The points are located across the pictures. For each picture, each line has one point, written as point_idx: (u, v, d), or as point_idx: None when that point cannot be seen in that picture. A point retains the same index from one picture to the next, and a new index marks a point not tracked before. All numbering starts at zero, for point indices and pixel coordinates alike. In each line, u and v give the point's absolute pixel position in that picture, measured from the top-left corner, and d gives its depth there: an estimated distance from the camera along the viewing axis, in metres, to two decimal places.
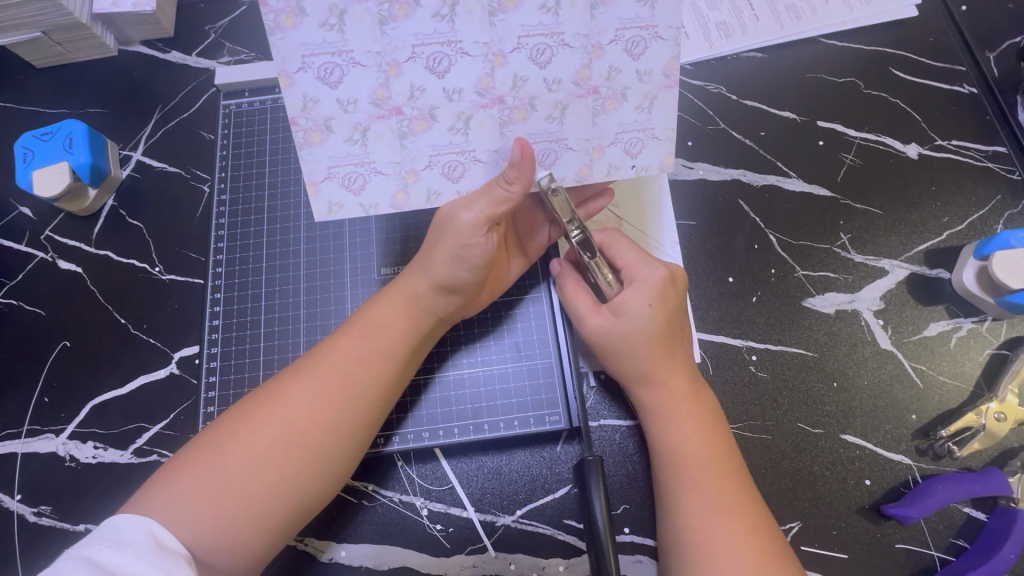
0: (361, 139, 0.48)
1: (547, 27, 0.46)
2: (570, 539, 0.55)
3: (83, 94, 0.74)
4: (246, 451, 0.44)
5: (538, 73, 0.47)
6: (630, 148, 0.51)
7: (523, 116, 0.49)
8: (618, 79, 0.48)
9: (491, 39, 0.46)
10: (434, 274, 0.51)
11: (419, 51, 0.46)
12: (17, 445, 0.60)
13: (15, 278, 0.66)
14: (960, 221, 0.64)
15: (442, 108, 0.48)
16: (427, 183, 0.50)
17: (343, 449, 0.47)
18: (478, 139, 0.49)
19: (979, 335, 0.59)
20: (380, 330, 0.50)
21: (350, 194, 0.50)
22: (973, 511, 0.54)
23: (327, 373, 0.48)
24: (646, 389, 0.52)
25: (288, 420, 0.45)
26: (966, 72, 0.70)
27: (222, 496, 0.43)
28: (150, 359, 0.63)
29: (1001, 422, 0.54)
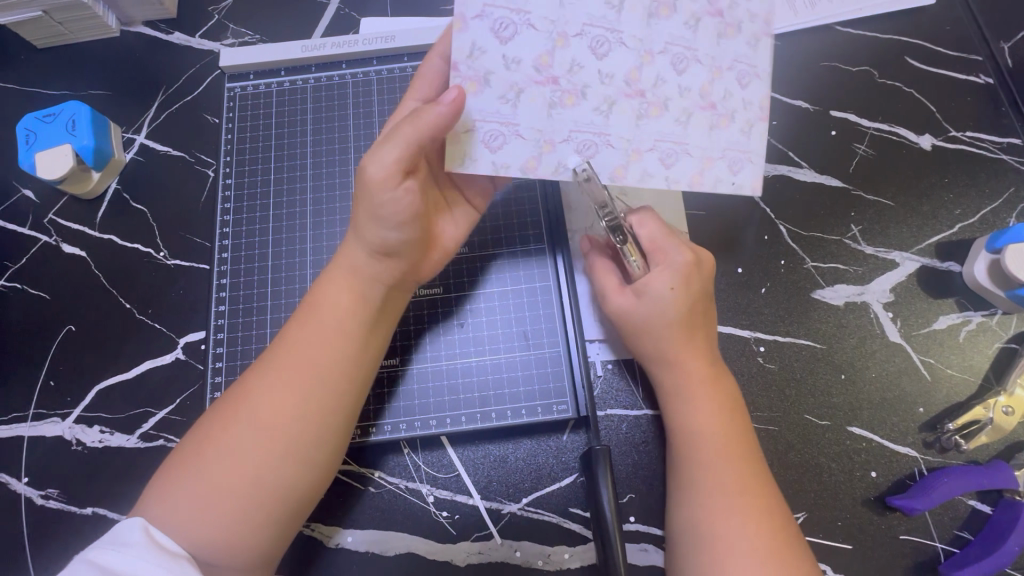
0: (513, 99, 0.47)
1: (688, 40, 0.48)
2: (576, 527, 0.55)
3: (88, 77, 0.73)
4: (219, 451, 0.44)
5: (675, 78, 0.48)
6: (732, 164, 0.49)
7: (655, 112, 0.48)
8: (731, 101, 0.48)
9: (646, 37, 0.47)
10: (368, 239, 0.47)
11: (587, 30, 0.47)
12: (23, 428, 0.60)
13: (19, 262, 0.66)
14: (972, 214, 0.63)
15: (595, 89, 0.48)
16: (560, 154, 0.48)
17: (312, 436, 0.46)
18: (617, 126, 0.48)
19: (989, 329, 0.59)
20: (330, 310, 0.48)
21: (487, 151, 0.47)
22: (979, 504, 0.54)
23: (287, 363, 0.47)
24: (668, 370, 0.52)
25: (255, 416, 0.45)
26: (982, 62, 0.69)
27: (207, 498, 0.43)
28: (155, 344, 0.62)
29: (1009, 416, 0.54)
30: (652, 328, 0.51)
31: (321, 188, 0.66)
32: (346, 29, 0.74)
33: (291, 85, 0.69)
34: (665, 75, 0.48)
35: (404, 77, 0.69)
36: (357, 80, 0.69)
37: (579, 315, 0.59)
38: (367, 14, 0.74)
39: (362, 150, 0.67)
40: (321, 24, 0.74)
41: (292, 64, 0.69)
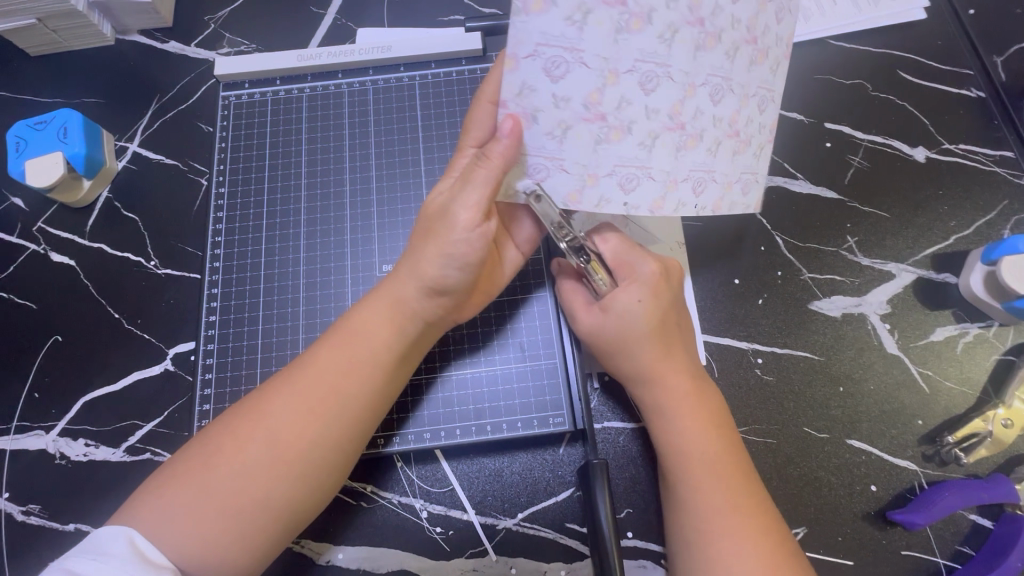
0: (560, 136, 0.46)
1: (724, 71, 0.47)
2: (572, 543, 0.54)
3: (83, 85, 0.73)
4: (229, 469, 0.43)
5: (711, 108, 0.48)
6: (743, 187, 0.52)
7: (692, 145, 0.48)
8: (749, 127, 0.50)
9: (692, 70, 0.46)
10: (424, 275, 0.47)
11: (639, 66, 0.44)
12: (5, 441, 0.58)
13: (6, 271, 0.65)
14: (966, 226, 0.63)
15: (641, 124, 0.47)
16: (603, 189, 0.48)
17: (332, 455, 0.45)
18: (658, 159, 0.48)
19: (986, 340, 0.59)
20: (365, 338, 0.48)
21: (529, 181, 0.48)
22: (980, 519, 0.53)
23: (312, 384, 0.46)
24: (647, 389, 0.51)
25: (272, 435, 0.44)
26: (973, 77, 0.69)
27: (208, 515, 0.41)
28: (144, 355, 0.61)
29: (1009, 429, 0.54)
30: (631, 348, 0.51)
31: (316, 196, 0.65)
32: (343, 40, 0.74)
33: (286, 94, 0.69)
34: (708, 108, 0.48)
35: (399, 86, 0.68)
36: (352, 89, 0.69)
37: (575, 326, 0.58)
38: (363, 24, 0.75)
39: (358, 160, 0.67)
40: (317, 34, 0.74)
41: (288, 74, 0.69)
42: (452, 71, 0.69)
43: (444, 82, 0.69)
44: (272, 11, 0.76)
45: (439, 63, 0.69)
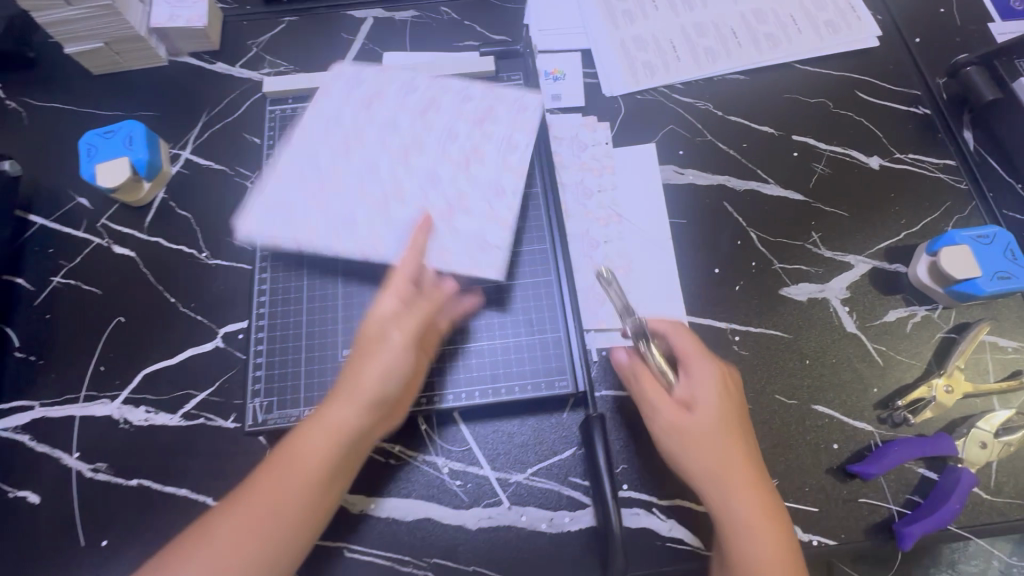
0: (406, 206, 0.64)
1: (414, 111, 0.68)
2: (575, 494, 0.61)
3: (140, 100, 0.83)
4: (241, 524, 0.49)
5: (431, 138, 0.67)
6: (504, 148, 0.66)
7: (464, 161, 0.66)
8: (494, 124, 0.68)
9: (422, 121, 0.68)
10: (367, 389, 0.53)
11: (385, 145, 0.67)
12: (74, 409, 0.66)
13: (73, 261, 0.73)
14: (915, 223, 0.73)
15: (433, 177, 0.65)
16: (454, 224, 0.63)
17: (287, 574, 0.50)
18: (473, 181, 0.65)
19: (932, 321, 0.68)
20: (355, 398, 0.53)
21: (446, 253, 0.62)
22: (927, 471, 0.61)
23: (270, 512, 0.49)
24: (674, 436, 0.56)
25: (234, 561, 0.47)
26: (921, 96, 0.80)
27: (228, 561, 0.47)
28: (197, 333, 0.69)
29: (948, 394, 0.63)
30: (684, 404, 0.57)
31: None
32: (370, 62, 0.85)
33: None
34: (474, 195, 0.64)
35: None
36: None
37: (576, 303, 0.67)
38: (388, 49, 0.85)
39: None
40: (348, 57, 0.85)
41: None
42: None
43: None
44: (308, 37, 0.86)
45: None
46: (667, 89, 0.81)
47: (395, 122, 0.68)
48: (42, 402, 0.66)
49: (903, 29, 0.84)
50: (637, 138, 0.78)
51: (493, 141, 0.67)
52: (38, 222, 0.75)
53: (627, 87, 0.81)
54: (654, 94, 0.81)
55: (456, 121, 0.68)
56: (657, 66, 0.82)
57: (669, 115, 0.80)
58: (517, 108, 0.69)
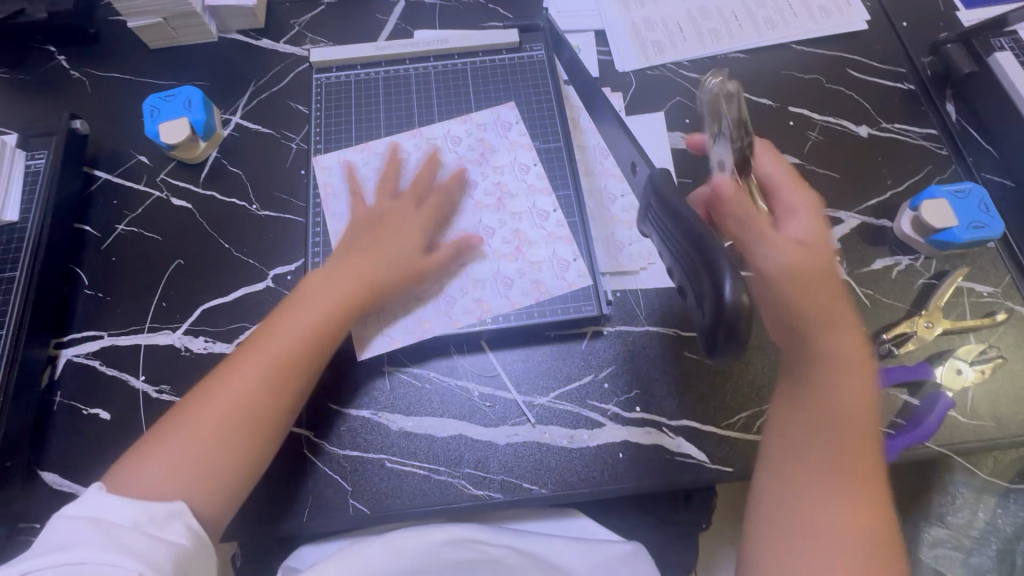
0: (505, 249, 0.75)
1: (442, 140, 0.81)
2: (593, 415, 0.68)
3: (193, 72, 0.91)
4: (203, 416, 0.56)
5: (480, 186, 0.78)
6: (526, 172, 0.79)
7: (513, 200, 0.77)
8: (501, 157, 0.80)
9: (454, 165, 0.79)
10: (335, 286, 0.66)
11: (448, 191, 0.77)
12: (140, 338, 0.73)
13: (135, 211, 0.80)
14: (900, 184, 0.81)
15: (501, 222, 0.76)
16: (539, 250, 0.75)
17: (262, 427, 0.58)
18: (527, 215, 0.76)
19: (915, 268, 0.75)
20: (303, 305, 0.64)
21: (549, 279, 0.73)
22: (910, 398, 0.68)
23: (271, 352, 0.60)
24: (857, 422, 0.54)
25: (243, 393, 0.58)
26: (906, 73, 0.88)
27: (190, 451, 0.55)
28: (250, 274, 0.77)
29: (930, 329, 0.70)
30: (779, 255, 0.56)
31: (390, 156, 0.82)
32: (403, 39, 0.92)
33: (364, 77, 0.86)
34: (531, 223, 0.76)
35: (454, 71, 0.85)
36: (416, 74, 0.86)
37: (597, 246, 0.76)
38: (419, 28, 0.93)
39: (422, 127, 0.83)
40: (383, 35, 0.93)
41: (365, 63, 0.87)
42: (495, 59, 0.86)
43: (488, 67, 0.85)
44: (347, 18, 0.95)
45: (485, 53, 0.86)
46: (674, 65, 0.89)
47: (422, 136, 0.81)
48: (110, 332, 0.73)
49: (890, 14, 0.92)
50: (647, 108, 0.86)
51: (507, 171, 0.79)
52: (103, 177, 0.83)
53: (638, 63, 0.89)
54: (662, 69, 0.89)
55: (469, 168, 0.79)
56: (665, 45, 0.90)
57: (676, 87, 0.87)
58: (515, 143, 0.81)
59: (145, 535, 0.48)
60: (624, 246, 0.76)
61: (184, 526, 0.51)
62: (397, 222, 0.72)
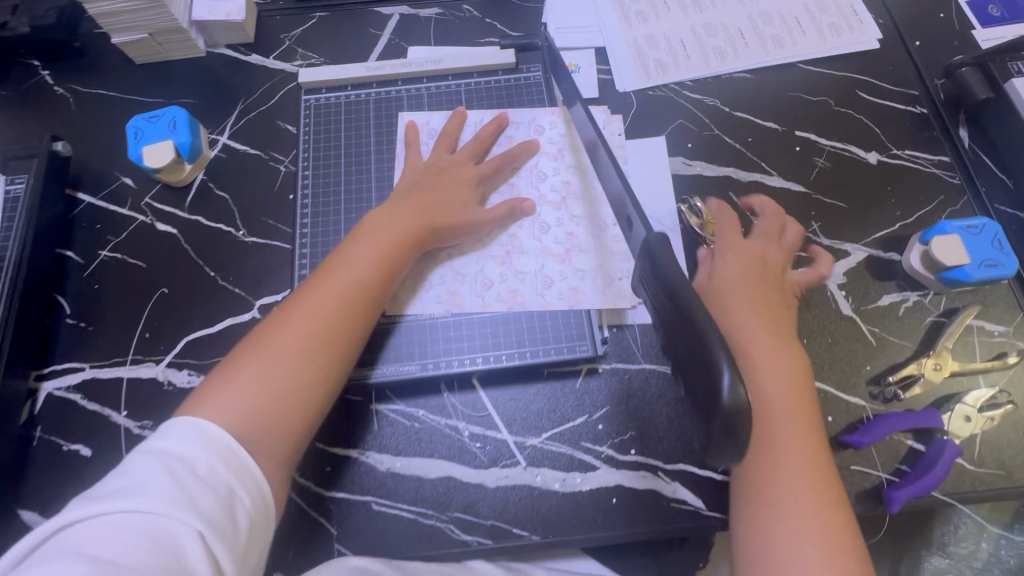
0: (501, 257, 0.72)
1: (528, 126, 0.79)
2: (586, 457, 0.66)
3: (180, 89, 0.88)
4: (276, 349, 0.56)
5: (532, 182, 0.76)
6: (538, 178, 0.76)
7: (534, 206, 0.75)
8: (542, 158, 0.77)
9: (539, 152, 0.78)
10: (396, 226, 0.66)
11: (526, 176, 0.76)
12: (122, 371, 0.71)
13: (120, 236, 0.78)
14: (910, 215, 0.78)
15: (511, 228, 0.74)
16: (527, 264, 0.72)
17: (337, 356, 0.58)
18: (541, 227, 0.74)
19: (923, 305, 0.73)
20: (364, 245, 0.64)
21: (533, 294, 0.71)
22: (914, 443, 0.66)
23: (332, 289, 0.60)
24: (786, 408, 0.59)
25: (309, 330, 0.57)
26: (918, 95, 0.85)
27: (266, 381, 0.54)
28: (235, 304, 0.74)
29: (937, 372, 0.68)
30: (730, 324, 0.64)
31: (382, 180, 0.79)
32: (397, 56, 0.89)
33: (355, 98, 0.83)
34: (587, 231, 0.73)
35: (449, 92, 0.83)
36: (408, 95, 0.83)
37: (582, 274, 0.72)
38: (413, 43, 0.90)
39: None
40: (376, 51, 0.90)
41: (356, 82, 0.84)
42: (491, 80, 0.83)
43: (484, 88, 0.83)
44: (339, 32, 0.92)
45: (480, 74, 0.84)
46: (678, 85, 0.86)
47: (519, 120, 0.80)
48: (92, 364, 0.71)
49: (903, 33, 0.88)
50: (648, 132, 0.83)
51: (522, 175, 0.76)
52: (86, 199, 0.80)
53: (640, 83, 0.86)
54: (665, 90, 0.85)
55: (543, 159, 0.77)
56: (668, 63, 0.87)
57: (678, 109, 0.84)
58: (542, 149, 0.78)
59: (208, 489, 0.46)
60: (617, 279, 0.71)
61: (242, 485, 0.48)
62: (450, 177, 0.72)
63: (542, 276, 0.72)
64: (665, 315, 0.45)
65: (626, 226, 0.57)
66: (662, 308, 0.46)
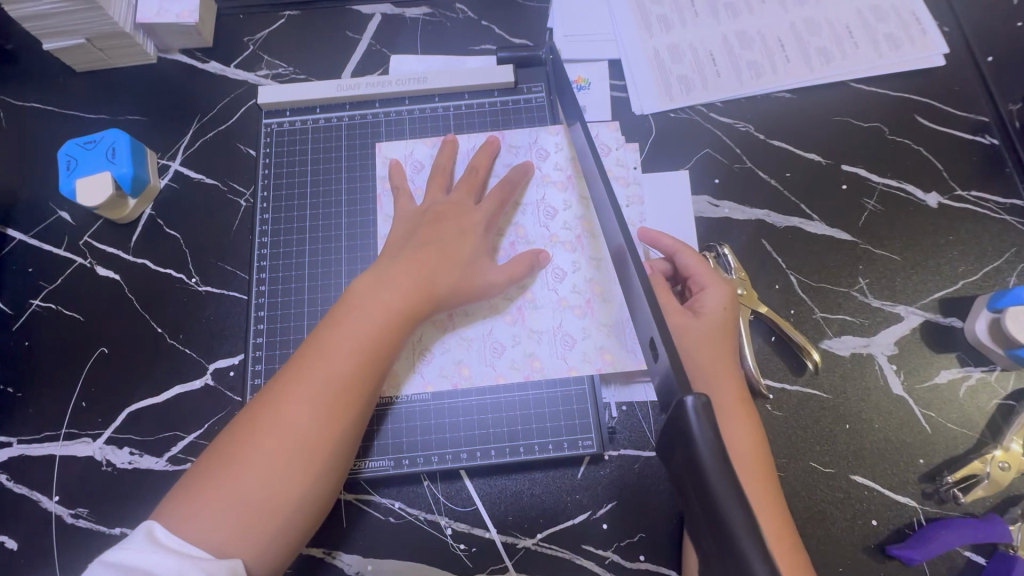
0: (516, 317, 0.60)
1: (537, 153, 0.65)
2: (588, 564, 0.57)
3: (125, 101, 0.75)
4: (269, 445, 0.45)
5: (545, 221, 0.63)
6: (551, 215, 0.63)
7: (557, 250, 0.62)
8: (551, 190, 0.64)
9: (543, 182, 0.64)
10: (408, 281, 0.53)
11: (536, 215, 0.63)
12: (54, 448, 0.61)
13: (54, 282, 0.68)
14: (975, 272, 0.66)
15: (534, 281, 0.61)
16: (549, 322, 0.60)
17: (342, 449, 0.48)
18: (559, 273, 0.61)
19: (988, 384, 0.62)
20: (370, 305, 0.51)
21: (557, 356, 0.59)
22: (973, 555, 0.56)
23: (322, 380, 0.47)
24: (756, 487, 0.50)
25: (295, 436, 0.45)
26: (988, 123, 0.72)
27: (258, 488, 0.44)
28: (186, 368, 0.64)
29: (1006, 471, 0.57)
30: (702, 380, 0.52)
31: (355, 222, 0.68)
32: (377, 65, 0.76)
33: (326, 122, 0.72)
34: (613, 275, 0.60)
35: (435, 116, 0.71)
36: (389, 118, 0.71)
37: (609, 345, 0.59)
38: (397, 51, 0.77)
39: None
40: (353, 60, 0.77)
41: (328, 102, 0.72)
42: (485, 102, 0.71)
43: (477, 111, 0.71)
44: (311, 35, 0.78)
45: (472, 94, 0.72)
46: (705, 107, 0.73)
47: (520, 144, 0.66)
48: (21, 439, 0.62)
49: (973, 46, 0.75)
50: (668, 164, 0.71)
51: (528, 212, 0.63)
52: (17, 238, 0.70)
53: (661, 104, 0.73)
54: (689, 113, 0.73)
55: (551, 190, 0.64)
56: (694, 80, 0.74)
57: (705, 136, 0.72)
58: (548, 178, 0.64)
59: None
60: (623, 349, 0.58)
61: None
62: (454, 220, 0.58)
63: (562, 337, 0.59)
64: (697, 524, 0.32)
65: (646, 348, 0.43)
66: (691, 509, 0.32)
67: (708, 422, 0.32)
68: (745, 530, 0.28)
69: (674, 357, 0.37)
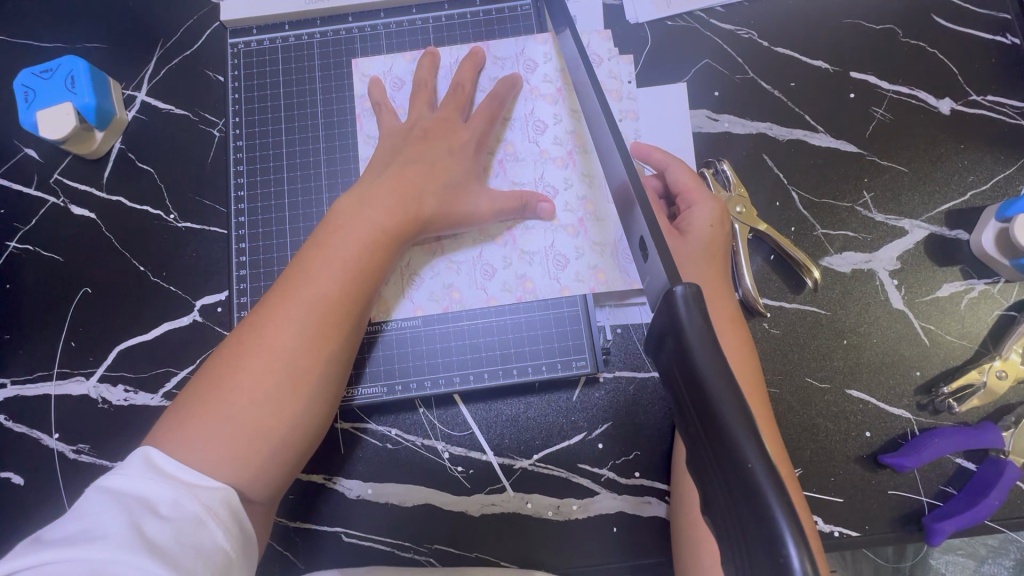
0: (507, 237, 0.58)
1: (524, 64, 0.61)
2: (584, 481, 0.58)
3: (80, 27, 0.70)
4: (255, 369, 0.44)
5: (535, 137, 0.60)
6: (541, 131, 0.60)
7: (549, 167, 0.59)
8: (540, 104, 0.60)
9: (531, 95, 0.60)
10: (390, 203, 0.51)
11: (525, 130, 0.60)
12: (49, 387, 0.61)
13: (28, 223, 0.65)
14: (984, 182, 0.63)
15: None
16: (540, 242, 0.58)
17: (332, 373, 0.47)
18: (551, 191, 0.58)
19: (990, 296, 0.61)
20: (352, 228, 0.49)
21: (550, 277, 0.57)
22: (965, 462, 0.57)
23: (306, 303, 0.46)
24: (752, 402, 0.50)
25: (284, 358, 0.45)
26: (1010, 21, 0.67)
27: (249, 411, 0.43)
28: (172, 305, 0.63)
29: (1002, 379, 0.57)
30: None
31: (334, 150, 0.64)
32: None
33: (298, 41, 0.67)
34: (607, 192, 0.58)
35: (413, 30, 0.66)
36: (364, 34, 0.66)
37: (605, 264, 0.57)
38: None
39: None
40: None
41: (297, 18, 0.67)
42: (467, 12, 0.66)
43: (458, 23, 0.66)
44: None
45: (452, 5, 0.66)
46: (705, 12, 0.68)
47: (507, 56, 0.61)
48: (15, 380, 0.62)
49: None
50: (665, 77, 0.66)
51: (516, 127, 0.60)
52: None
53: (656, 12, 0.68)
54: (688, 19, 0.67)
55: (540, 104, 0.60)
56: None
57: (704, 45, 0.67)
58: (536, 91, 0.60)
59: (174, 529, 0.38)
60: (619, 267, 0.57)
61: (215, 517, 0.40)
62: (438, 137, 0.55)
63: (556, 258, 0.57)
64: (688, 417, 0.31)
65: (636, 248, 0.41)
66: (683, 406, 0.31)
67: (698, 311, 0.31)
68: (733, 411, 0.28)
69: (667, 258, 0.35)
